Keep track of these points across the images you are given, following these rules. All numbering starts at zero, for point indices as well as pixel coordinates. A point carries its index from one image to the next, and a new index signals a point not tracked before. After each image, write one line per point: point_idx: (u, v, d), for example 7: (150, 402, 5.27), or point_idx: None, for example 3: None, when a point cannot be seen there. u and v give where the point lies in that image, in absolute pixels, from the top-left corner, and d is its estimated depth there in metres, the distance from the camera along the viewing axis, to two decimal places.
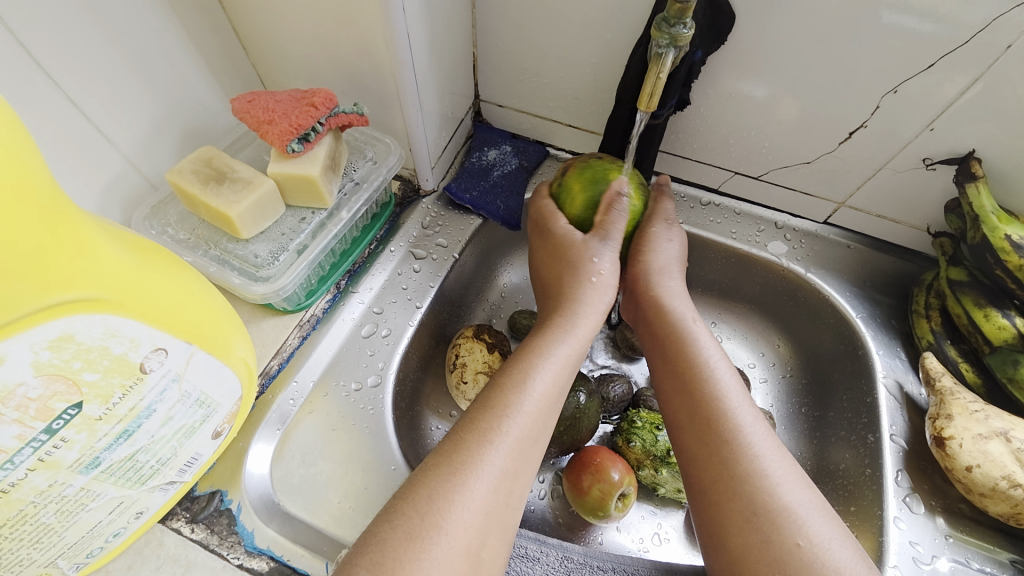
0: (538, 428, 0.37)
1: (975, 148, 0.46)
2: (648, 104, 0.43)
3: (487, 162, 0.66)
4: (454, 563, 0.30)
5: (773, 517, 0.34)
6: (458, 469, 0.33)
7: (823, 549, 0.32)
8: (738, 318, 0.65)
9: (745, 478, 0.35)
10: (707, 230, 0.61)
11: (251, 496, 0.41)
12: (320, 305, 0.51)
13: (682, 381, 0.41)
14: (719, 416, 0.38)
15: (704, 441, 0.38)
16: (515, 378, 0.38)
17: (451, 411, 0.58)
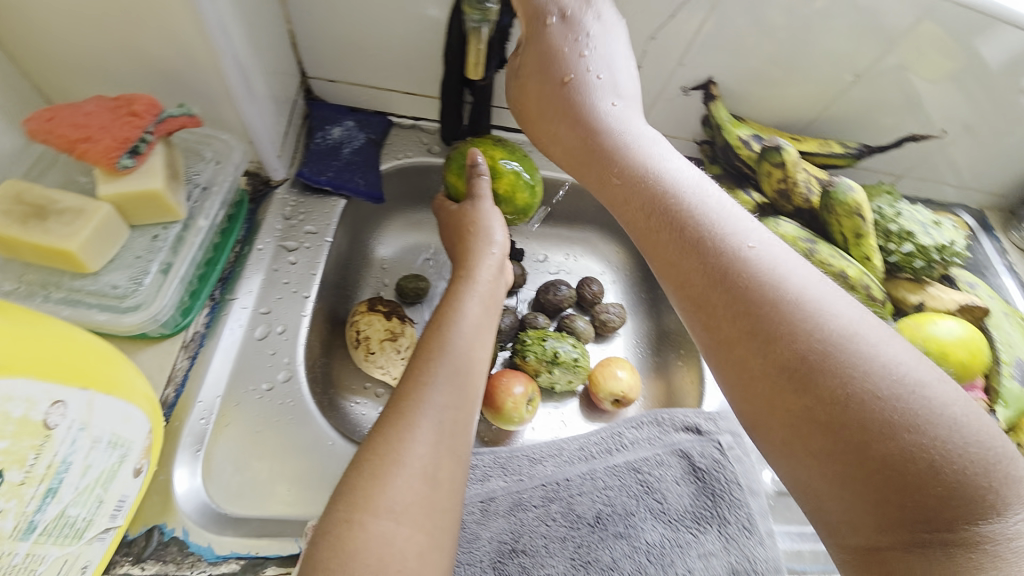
0: (465, 362, 0.45)
1: (711, 75, 0.63)
2: (474, 73, 0.49)
3: (334, 141, 0.66)
4: (415, 486, 0.37)
5: (839, 356, 0.30)
6: (402, 416, 0.40)
7: (899, 386, 0.29)
8: (585, 238, 0.79)
9: (799, 330, 0.31)
10: (546, 169, 0.73)
11: (192, 516, 0.41)
12: (201, 321, 0.50)
13: (696, 245, 0.35)
14: (750, 274, 0.33)
15: (748, 313, 0.32)
16: (436, 330, 0.46)
17: (365, 385, 0.62)
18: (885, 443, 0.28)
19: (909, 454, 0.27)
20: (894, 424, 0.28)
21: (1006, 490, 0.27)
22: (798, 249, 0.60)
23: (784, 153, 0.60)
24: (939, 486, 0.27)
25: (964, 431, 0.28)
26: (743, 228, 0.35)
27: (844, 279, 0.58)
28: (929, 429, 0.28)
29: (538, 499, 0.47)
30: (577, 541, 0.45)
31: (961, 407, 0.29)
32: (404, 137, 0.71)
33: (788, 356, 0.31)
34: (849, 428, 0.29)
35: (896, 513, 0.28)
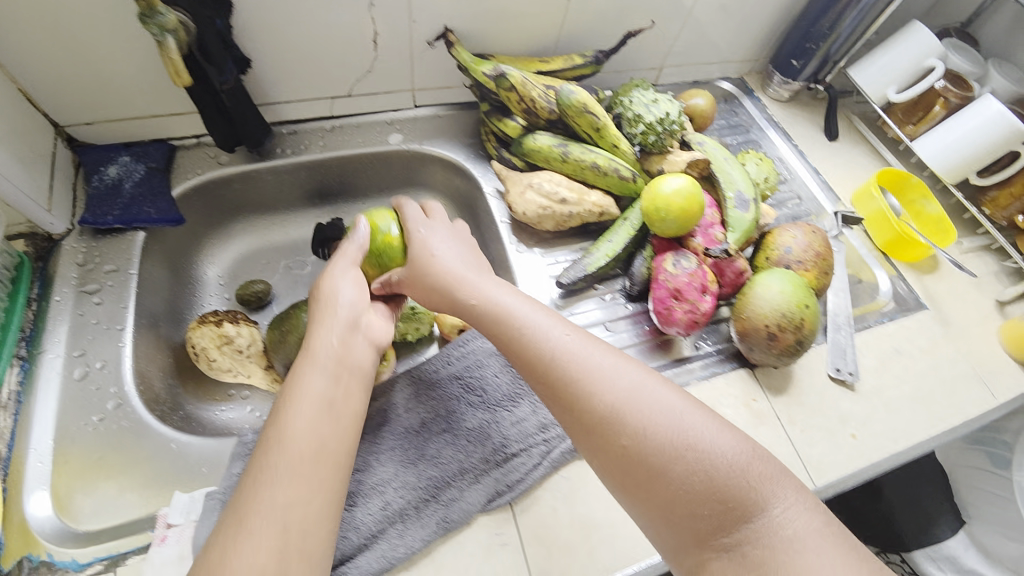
0: (322, 433, 0.45)
1: (445, 24, 0.71)
2: (183, 79, 0.59)
3: (112, 179, 0.67)
4: (262, 549, 0.38)
5: (628, 409, 0.43)
6: (257, 480, 0.41)
7: (675, 424, 0.42)
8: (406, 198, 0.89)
9: (606, 388, 0.45)
10: (344, 147, 0.80)
11: (53, 540, 0.46)
12: (13, 380, 0.53)
13: (533, 359, 0.48)
14: (574, 380, 0.46)
15: (606, 436, 0.43)
16: (283, 406, 0.46)
17: (228, 392, 0.69)
18: (675, 467, 0.40)
19: (689, 470, 0.40)
20: (669, 458, 0.41)
21: (771, 498, 0.38)
22: (554, 156, 0.70)
23: (509, 77, 0.65)
24: (721, 503, 0.39)
25: (718, 453, 0.40)
26: (555, 337, 0.49)
27: (597, 169, 0.69)
28: (698, 452, 0.40)
29: (368, 424, 0.54)
30: (405, 446, 0.53)
31: (717, 439, 0.41)
32: (189, 156, 0.73)
33: (599, 409, 0.44)
34: (648, 466, 0.41)
35: (693, 516, 0.39)
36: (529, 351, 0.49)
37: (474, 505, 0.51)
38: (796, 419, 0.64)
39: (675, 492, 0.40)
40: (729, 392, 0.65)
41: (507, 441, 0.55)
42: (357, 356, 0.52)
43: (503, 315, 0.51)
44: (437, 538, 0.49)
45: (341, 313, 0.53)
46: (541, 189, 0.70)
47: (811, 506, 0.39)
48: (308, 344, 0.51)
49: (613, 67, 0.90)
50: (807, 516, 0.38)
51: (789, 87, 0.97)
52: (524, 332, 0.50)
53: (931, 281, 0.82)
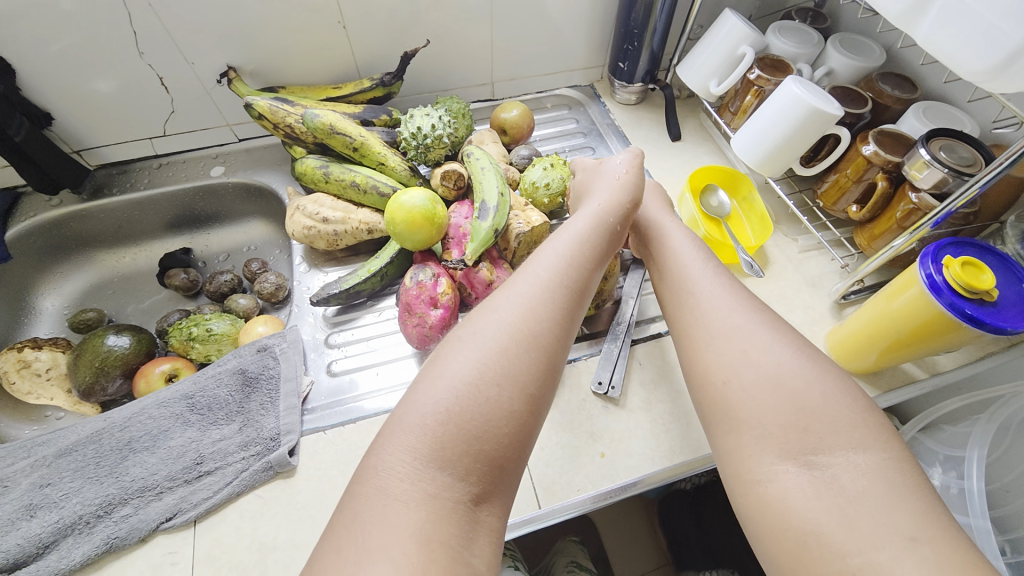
0: (531, 321, 0.43)
1: (228, 63, 0.77)
2: None
3: None
4: (410, 461, 0.37)
5: (718, 345, 0.47)
6: (448, 360, 0.41)
7: (793, 353, 0.44)
8: (247, 226, 0.95)
9: (720, 318, 0.49)
10: (167, 181, 0.87)
11: None
12: None
13: (677, 292, 0.54)
14: (702, 299, 0.51)
15: (712, 336, 0.48)
16: (580, 228, 0.52)
17: (44, 413, 0.76)
18: (785, 385, 0.42)
19: (796, 396, 0.42)
20: (777, 379, 0.43)
21: (877, 447, 0.38)
22: (319, 177, 0.72)
23: (254, 106, 0.70)
24: (817, 421, 0.40)
25: (838, 399, 0.41)
26: (699, 277, 0.54)
27: (357, 186, 0.71)
28: (828, 394, 0.41)
29: (83, 441, 0.57)
30: (106, 463, 0.56)
31: (828, 383, 0.42)
32: (27, 200, 0.83)
33: (717, 326, 0.48)
34: (732, 377, 0.45)
35: (800, 425, 0.40)
36: (671, 283, 0.55)
37: (148, 521, 0.52)
38: (540, 438, 0.60)
39: (757, 412, 0.42)
40: None
41: (203, 460, 0.56)
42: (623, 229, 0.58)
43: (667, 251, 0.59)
44: (104, 552, 0.51)
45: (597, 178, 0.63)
46: (305, 210, 0.72)
47: (905, 461, 0.38)
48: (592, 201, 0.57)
49: (432, 88, 0.92)
50: (903, 467, 0.37)
51: (630, 90, 0.94)
52: (676, 272, 0.56)
53: (758, 284, 0.74)
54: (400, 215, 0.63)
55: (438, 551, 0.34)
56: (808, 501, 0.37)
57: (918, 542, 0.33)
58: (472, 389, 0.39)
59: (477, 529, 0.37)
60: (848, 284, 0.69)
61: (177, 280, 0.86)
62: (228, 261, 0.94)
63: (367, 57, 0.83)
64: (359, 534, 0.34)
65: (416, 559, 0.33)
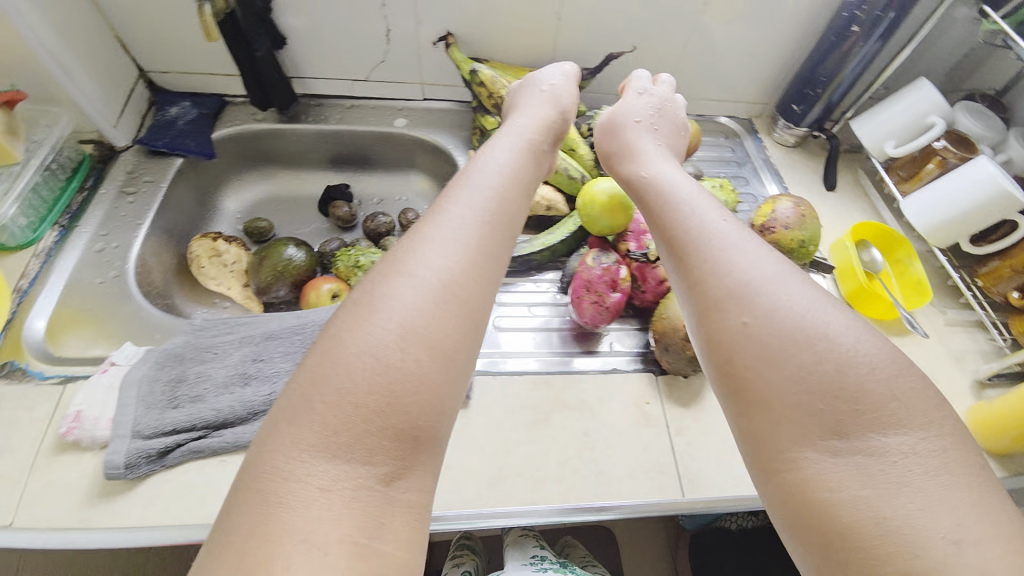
0: (435, 291, 0.40)
1: (449, 29, 0.83)
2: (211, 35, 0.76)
3: (171, 117, 0.85)
4: (305, 437, 0.34)
5: (723, 309, 0.41)
6: (369, 312, 0.39)
7: (801, 307, 0.39)
8: (406, 178, 1.02)
9: (729, 271, 0.43)
10: (356, 123, 0.94)
11: (36, 355, 0.61)
12: (49, 239, 0.69)
13: (676, 241, 0.47)
14: (698, 255, 0.45)
15: (714, 302, 0.42)
16: (455, 199, 0.47)
17: (213, 300, 0.82)
18: (819, 347, 0.37)
19: (818, 357, 0.37)
20: (775, 354, 0.38)
21: (902, 423, 0.35)
22: None
23: (480, 74, 0.75)
24: (843, 396, 0.36)
25: (859, 353, 0.37)
26: (713, 219, 0.47)
27: None
28: (856, 357, 0.37)
29: (288, 330, 0.64)
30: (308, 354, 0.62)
31: (854, 337, 0.38)
32: (234, 110, 0.91)
33: (728, 285, 0.42)
34: (737, 353, 0.40)
35: (814, 417, 0.36)
36: (668, 232, 0.48)
37: None
38: (686, 432, 0.64)
39: (775, 387, 0.37)
40: (624, 390, 0.67)
41: None
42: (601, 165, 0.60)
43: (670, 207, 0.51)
44: None
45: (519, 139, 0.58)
46: None
47: (954, 439, 0.35)
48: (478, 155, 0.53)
49: (609, 89, 0.97)
50: (945, 458, 0.34)
51: (793, 133, 0.98)
52: (671, 218, 0.49)
53: (899, 343, 0.76)
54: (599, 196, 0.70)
55: (354, 545, 0.32)
56: (835, 491, 0.34)
57: (962, 546, 0.31)
58: (377, 359, 0.37)
59: (390, 509, 0.35)
60: (1000, 367, 0.71)
61: (341, 211, 0.93)
62: (382, 206, 1.00)
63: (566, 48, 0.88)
64: (284, 506, 0.32)
65: (338, 557, 0.31)
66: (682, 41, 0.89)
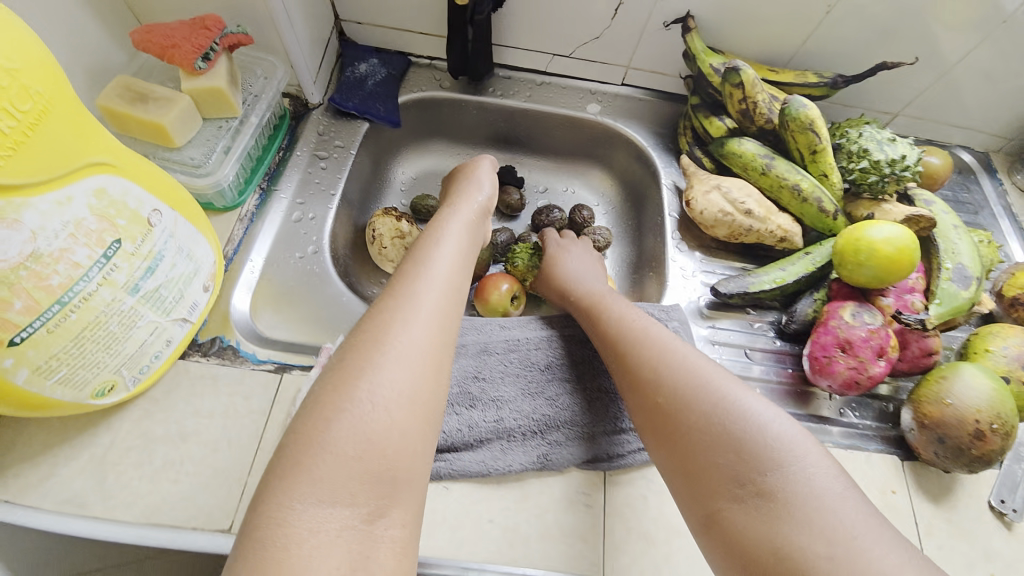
0: (438, 344, 0.43)
1: (690, 9, 0.70)
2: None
3: (360, 75, 0.78)
4: (339, 470, 0.36)
5: (669, 390, 0.45)
6: (360, 372, 0.39)
7: (703, 376, 0.44)
8: (579, 168, 0.90)
9: (662, 364, 0.47)
10: (544, 103, 0.84)
11: (243, 333, 0.56)
12: (252, 202, 0.64)
13: (592, 315, 0.57)
14: (641, 351, 0.49)
15: (665, 402, 0.44)
16: (410, 271, 0.48)
17: (380, 279, 0.76)
18: (720, 437, 0.40)
19: (736, 437, 0.40)
20: (692, 421, 0.42)
21: (777, 463, 0.38)
22: (755, 166, 0.66)
23: (742, 74, 0.62)
24: (770, 474, 0.38)
25: (748, 408, 0.41)
26: (641, 317, 0.54)
27: (797, 192, 0.64)
28: (740, 414, 0.41)
29: (502, 347, 0.58)
30: (529, 379, 0.55)
31: (755, 399, 0.42)
32: (420, 73, 0.82)
33: (660, 377, 0.46)
34: (668, 423, 0.44)
35: (710, 476, 0.40)
36: (606, 324, 0.55)
37: (573, 458, 0.51)
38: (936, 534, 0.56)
39: (695, 445, 0.41)
40: (865, 471, 0.59)
41: (621, 415, 0.54)
42: (479, 236, 0.61)
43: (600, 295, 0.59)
44: (536, 469, 0.51)
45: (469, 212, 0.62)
46: (727, 194, 0.66)
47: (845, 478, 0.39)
48: (447, 218, 0.58)
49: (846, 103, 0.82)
50: (831, 479, 0.38)
51: None
52: (613, 317, 0.55)
53: None
54: (888, 246, 0.56)
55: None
56: (742, 531, 0.38)
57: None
58: (366, 426, 0.37)
59: (377, 544, 0.35)
60: None
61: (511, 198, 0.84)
62: (544, 195, 0.90)
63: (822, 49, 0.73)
64: (285, 548, 0.32)
65: None
66: (957, 56, 0.75)
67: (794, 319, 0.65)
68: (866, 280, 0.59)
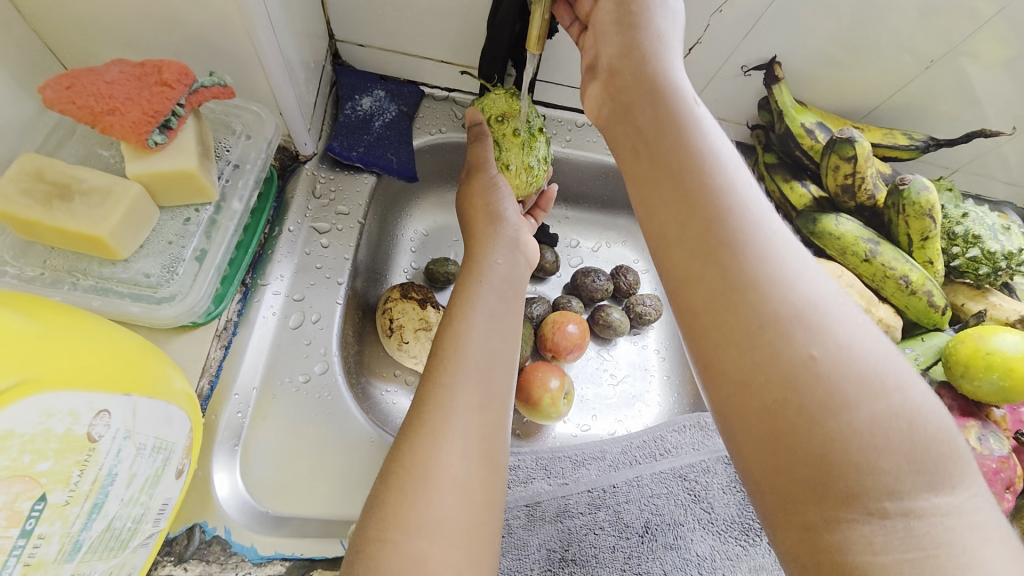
0: (484, 428, 0.37)
1: (777, 54, 0.57)
2: (536, 45, 0.48)
3: (364, 113, 0.60)
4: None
5: (789, 323, 0.27)
6: (409, 473, 0.35)
7: (859, 334, 0.27)
8: (619, 224, 0.77)
9: (779, 276, 0.28)
10: (586, 150, 0.69)
11: (234, 517, 0.40)
12: (233, 308, 0.47)
13: (663, 163, 0.32)
14: (743, 240, 0.29)
15: (769, 330, 0.27)
16: (447, 332, 0.42)
17: (394, 371, 0.59)
18: (853, 410, 0.25)
19: (873, 416, 0.25)
20: (847, 397, 0.25)
21: (955, 482, 0.25)
22: (857, 251, 0.57)
23: (857, 147, 0.53)
24: (914, 466, 0.24)
25: (927, 400, 0.26)
26: (752, 186, 0.31)
27: (904, 284, 0.56)
28: (884, 374, 0.26)
29: (587, 506, 0.46)
30: (627, 551, 0.45)
31: (923, 385, 0.28)
32: (437, 111, 0.65)
33: (774, 299, 0.27)
34: (801, 390, 0.26)
35: (842, 485, 0.25)
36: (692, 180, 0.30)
37: None
38: None
39: (847, 435, 0.25)
40: None
41: None
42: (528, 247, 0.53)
43: (669, 106, 0.34)
44: None
45: (509, 230, 0.52)
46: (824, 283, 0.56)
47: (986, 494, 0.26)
48: (476, 258, 0.49)
49: (937, 163, 0.70)
50: (992, 504, 0.25)
51: None
52: (702, 168, 0.31)
53: None
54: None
55: None
56: (875, 557, 0.24)
57: None
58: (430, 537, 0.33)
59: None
60: None
61: (546, 261, 0.68)
62: (575, 252, 0.76)
63: (926, 106, 0.62)
64: None
65: None
66: None
67: None
68: (985, 397, 0.52)
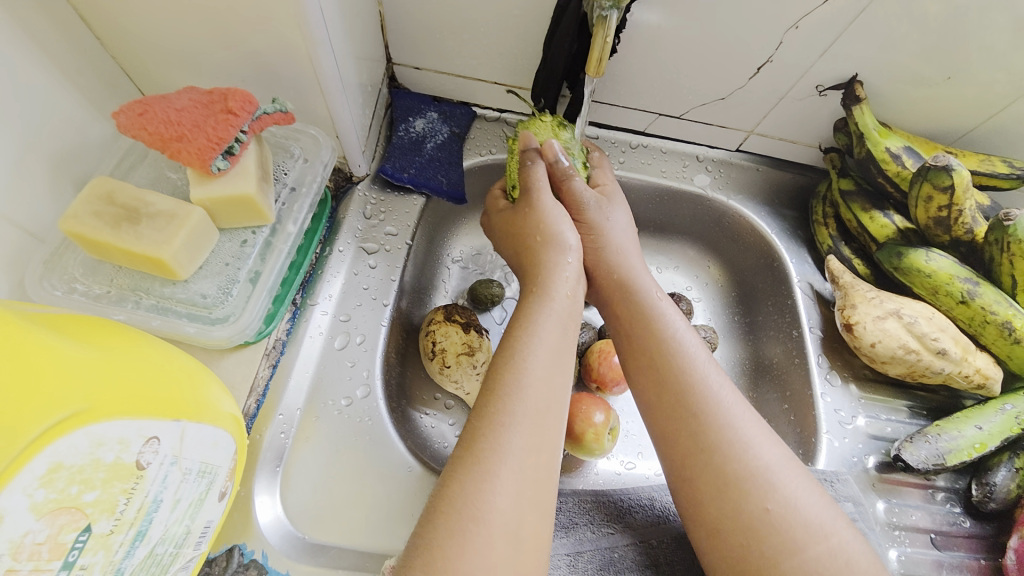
0: (539, 469, 0.35)
1: (858, 72, 0.52)
2: (597, 69, 0.48)
3: (416, 134, 0.60)
4: None
5: (740, 483, 0.36)
6: (460, 515, 0.32)
7: (786, 477, 0.36)
8: (672, 249, 0.71)
9: (736, 448, 0.37)
10: (639, 172, 0.65)
11: (274, 541, 0.40)
12: (282, 328, 0.47)
13: (650, 357, 0.43)
14: (706, 416, 0.38)
15: (732, 491, 0.36)
16: (507, 361, 0.39)
17: (435, 395, 0.58)
18: (789, 555, 0.34)
19: (810, 562, 0.33)
20: (790, 542, 0.34)
21: None
22: (953, 291, 0.51)
23: (956, 176, 0.47)
24: None
25: (860, 549, 0.34)
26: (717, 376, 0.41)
27: (1007, 331, 0.49)
28: (813, 522, 0.35)
29: (635, 562, 0.42)
30: None
31: (856, 532, 0.35)
32: (488, 131, 0.64)
33: (734, 467, 0.36)
34: (756, 538, 0.35)
35: None
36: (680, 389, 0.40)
37: None
38: None
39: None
40: None
41: None
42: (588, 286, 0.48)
43: (648, 314, 0.44)
44: None
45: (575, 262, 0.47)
46: (912, 326, 0.50)
47: None
48: (542, 286, 0.45)
49: None
50: None
51: None
52: (677, 364, 0.41)
53: None
54: None
55: None
56: None
57: None
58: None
59: None
60: None
61: None
62: None
63: None
64: None
65: None
66: None
67: (992, 498, 0.48)
68: None
